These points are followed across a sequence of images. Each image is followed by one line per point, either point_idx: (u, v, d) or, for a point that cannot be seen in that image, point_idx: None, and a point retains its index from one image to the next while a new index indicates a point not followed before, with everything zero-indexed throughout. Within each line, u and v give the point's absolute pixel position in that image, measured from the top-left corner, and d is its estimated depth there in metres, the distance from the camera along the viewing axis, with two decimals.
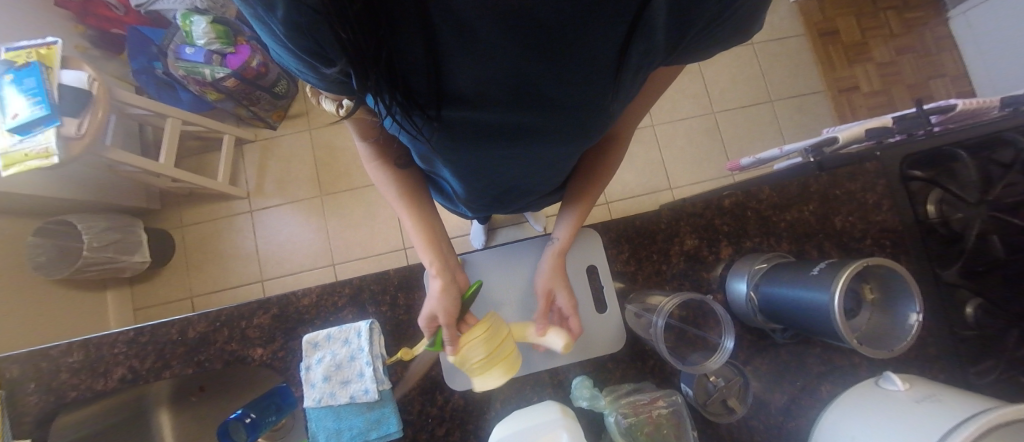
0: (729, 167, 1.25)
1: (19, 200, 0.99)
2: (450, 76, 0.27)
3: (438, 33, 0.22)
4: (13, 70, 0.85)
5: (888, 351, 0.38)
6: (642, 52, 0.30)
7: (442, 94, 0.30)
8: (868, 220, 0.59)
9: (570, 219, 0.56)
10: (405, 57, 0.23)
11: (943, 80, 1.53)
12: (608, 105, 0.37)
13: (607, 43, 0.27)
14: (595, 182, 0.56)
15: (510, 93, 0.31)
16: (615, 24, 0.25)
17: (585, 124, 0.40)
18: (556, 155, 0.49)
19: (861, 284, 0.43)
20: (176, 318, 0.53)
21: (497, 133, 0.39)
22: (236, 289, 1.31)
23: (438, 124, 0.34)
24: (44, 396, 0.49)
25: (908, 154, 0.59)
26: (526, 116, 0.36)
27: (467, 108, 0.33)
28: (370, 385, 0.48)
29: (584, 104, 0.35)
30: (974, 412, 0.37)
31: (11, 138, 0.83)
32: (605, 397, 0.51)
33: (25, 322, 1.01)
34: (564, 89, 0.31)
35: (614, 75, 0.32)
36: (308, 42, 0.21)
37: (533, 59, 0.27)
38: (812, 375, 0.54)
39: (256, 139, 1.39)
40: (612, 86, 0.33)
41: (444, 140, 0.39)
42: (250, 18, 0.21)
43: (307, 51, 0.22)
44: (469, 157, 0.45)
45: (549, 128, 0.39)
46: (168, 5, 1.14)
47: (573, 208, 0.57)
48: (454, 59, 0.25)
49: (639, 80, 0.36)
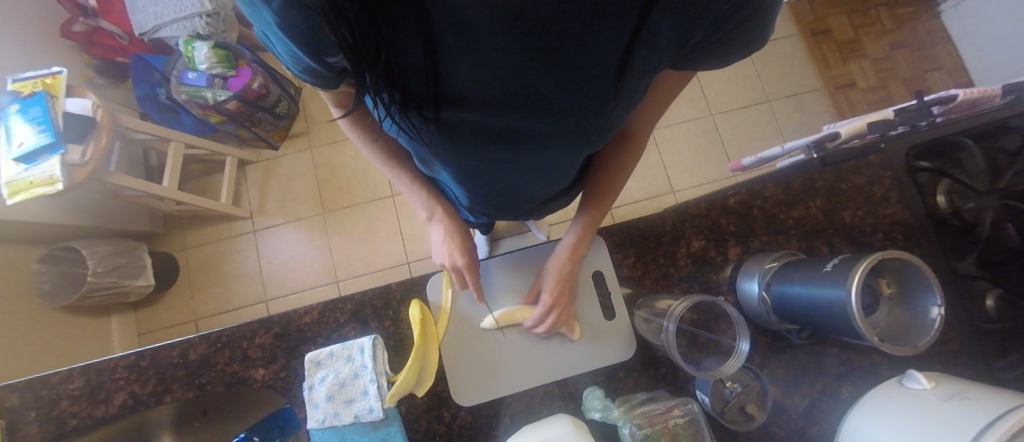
0: (731, 168, 1.25)
1: (24, 227, 1.00)
2: (449, 77, 0.27)
3: (437, 36, 0.22)
4: (19, 100, 0.87)
5: (911, 349, 0.37)
6: (647, 56, 0.29)
7: (441, 96, 0.30)
8: (877, 213, 0.58)
9: (581, 223, 0.56)
10: (405, 56, 0.24)
11: (940, 73, 1.52)
12: (609, 110, 0.37)
13: (609, 47, 0.26)
14: (609, 185, 0.57)
15: (509, 96, 0.31)
16: (618, 28, 0.25)
17: (586, 129, 0.39)
18: (557, 158, 0.48)
19: (876, 278, 0.42)
20: (176, 341, 0.52)
21: (497, 136, 0.39)
22: (239, 310, 1.30)
23: (437, 124, 0.34)
24: (45, 425, 0.48)
25: (911, 146, 0.58)
26: (526, 120, 0.35)
27: (466, 109, 0.32)
28: (374, 403, 0.46)
29: (585, 108, 0.35)
30: (1005, 408, 0.35)
31: (17, 167, 0.84)
32: (618, 408, 0.49)
33: (30, 350, 1.00)
34: (565, 92, 0.31)
35: (616, 80, 0.32)
36: (306, 34, 0.21)
37: (534, 63, 0.27)
38: (832, 377, 0.52)
39: (257, 160, 1.41)
40: (614, 90, 0.33)
41: (444, 141, 0.39)
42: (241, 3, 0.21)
43: (306, 44, 0.22)
44: (469, 160, 0.45)
45: (548, 132, 0.39)
46: (171, 33, 1.16)
47: (584, 212, 0.57)
48: (453, 59, 0.25)
49: (644, 85, 0.36)
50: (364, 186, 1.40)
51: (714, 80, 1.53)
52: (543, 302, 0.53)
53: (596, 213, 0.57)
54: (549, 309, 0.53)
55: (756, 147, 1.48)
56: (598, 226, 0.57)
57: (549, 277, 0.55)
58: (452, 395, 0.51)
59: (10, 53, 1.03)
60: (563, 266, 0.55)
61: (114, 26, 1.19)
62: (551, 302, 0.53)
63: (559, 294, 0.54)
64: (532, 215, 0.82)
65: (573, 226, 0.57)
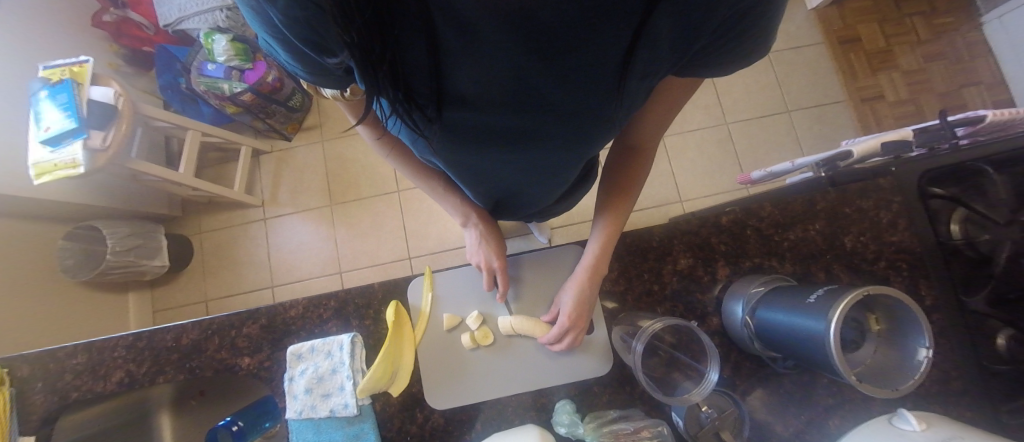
0: (740, 180, 1.21)
1: (51, 205, 1.06)
2: (449, 76, 0.27)
3: (439, 36, 0.22)
4: (48, 87, 0.92)
5: (892, 391, 0.35)
6: (648, 58, 0.29)
7: (443, 95, 0.30)
8: (881, 240, 0.55)
9: (604, 226, 0.54)
10: (408, 55, 0.23)
11: (978, 88, 1.43)
12: (613, 113, 0.36)
13: (611, 50, 0.26)
14: (623, 190, 0.56)
15: (510, 95, 0.31)
16: (620, 32, 0.24)
17: (588, 131, 0.39)
18: (561, 160, 0.48)
19: (865, 313, 0.40)
20: (172, 326, 0.55)
21: (497, 136, 0.39)
22: (248, 295, 1.35)
23: (438, 124, 0.34)
24: (48, 395, 0.52)
25: (925, 170, 0.55)
26: (528, 120, 0.35)
27: (466, 109, 0.32)
28: (350, 400, 0.48)
29: (588, 111, 0.34)
30: None
31: (45, 150, 0.89)
32: (587, 424, 0.49)
33: (51, 321, 1.07)
34: (565, 94, 0.31)
35: (618, 84, 0.31)
36: (311, 33, 0.21)
37: (534, 64, 0.26)
38: (820, 408, 0.50)
39: (272, 150, 1.45)
40: (616, 93, 0.32)
41: (445, 141, 0.39)
42: (245, 5, 0.21)
43: (311, 42, 0.22)
44: (470, 160, 0.45)
45: (550, 133, 0.39)
46: (193, 25, 1.21)
47: (605, 214, 0.56)
48: (454, 59, 0.25)
49: (645, 90, 0.35)
50: (373, 181, 1.42)
51: (731, 87, 1.48)
52: (562, 323, 0.52)
53: (618, 215, 0.55)
54: (567, 329, 0.52)
55: (772, 158, 1.43)
56: (620, 229, 0.55)
57: (567, 297, 0.52)
58: (425, 397, 0.51)
59: (45, 41, 1.09)
60: (583, 285, 0.51)
61: (141, 18, 1.24)
62: (568, 324, 0.51)
63: (578, 317, 0.51)
64: (532, 216, 0.82)
65: (595, 232, 0.55)
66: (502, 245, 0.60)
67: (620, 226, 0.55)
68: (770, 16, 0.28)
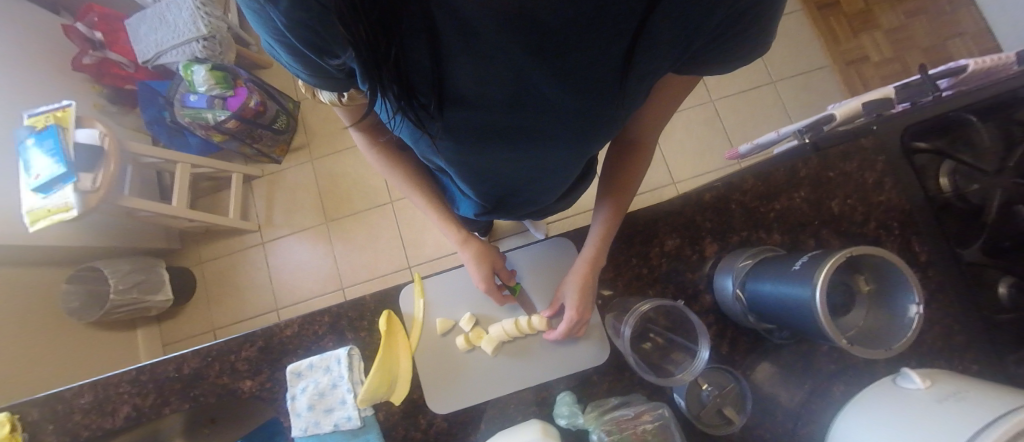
0: (728, 156, 1.20)
1: (50, 250, 1.08)
2: (451, 76, 0.27)
3: (442, 37, 0.22)
4: (34, 134, 0.94)
5: (883, 351, 0.35)
6: (649, 58, 0.29)
7: (445, 97, 0.30)
8: (869, 202, 0.54)
9: (606, 212, 0.54)
10: (412, 56, 0.23)
11: (962, 40, 1.41)
12: (614, 112, 0.36)
13: (611, 52, 0.26)
14: (624, 180, 0.56)
15: (512, 94, 0.31)
16: (620, 33, 0.25)
17: (589, 130, 0.39)
18: (569, 155, 0.47)
19: (854, 276, 0.39)
20: (172, 355, 0.55)
21: (499, 135, 0.39)
22: (253, 319, 1.36)
23: (440, 123, 0.34)
24: (59, 436, 0.52)
25: (908, 125, 0.54)
26: (530, 117, 0.35)
27: (466, 108, 0.32)
28: (353, 412, 0.49)
29: (588, 110, 0.34)
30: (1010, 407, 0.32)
31: (37, 197, 0.91)
32: (588, 414, 0.49)
33: (62, 364, 1.09)
34: (566, 94, 0.31)
35: (619, 84, 0.31)
36: (311, 35, 0.20)
37: (536, 64, 0.26)
38: (822, 376, 0.49)
39: (262, 174, 1.46)
40: (617, 92, 0.32)
41: (447, 140, 0.39)
42: (248, 9, 0.20)
43: (313, 46, 0.22)
44: (473, 160, 0.45)
45: (553, 131, 0.38)
46: (170, 59, 1.24)
47: (606, 201, 0.55)
48: (456, 57, 0.24)
49: (646, 89, 0.35)
50: (364, 194, 1.43)
51: None
52: (570, 318, 0.51)
53: (620, 201, 0.55)
54: (574, 323, 0.51)
55: (760, 131, 1.42)
56: (625, 212, 0.54)
57: (569, 289, 0.52)
58: (427, 402, 0.52)
59: (28, 90, 1.10)
60: (585, 273, 0.51)
61: (119, 56, 1.28)
62: (576, 317, 0.51)
63: (584, 309, 0.51)
64: (534, 214, 0.82)
65: (597, 217, 0.55)
66: (494, 249, 0.58)
67: (622, 212, 0.54)
68: (772, 7, 0.28)
